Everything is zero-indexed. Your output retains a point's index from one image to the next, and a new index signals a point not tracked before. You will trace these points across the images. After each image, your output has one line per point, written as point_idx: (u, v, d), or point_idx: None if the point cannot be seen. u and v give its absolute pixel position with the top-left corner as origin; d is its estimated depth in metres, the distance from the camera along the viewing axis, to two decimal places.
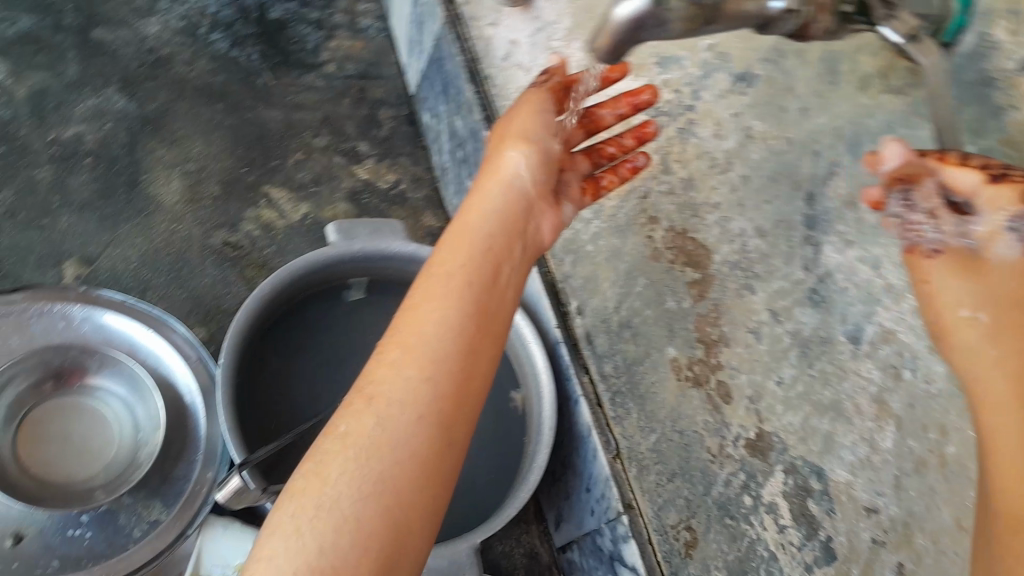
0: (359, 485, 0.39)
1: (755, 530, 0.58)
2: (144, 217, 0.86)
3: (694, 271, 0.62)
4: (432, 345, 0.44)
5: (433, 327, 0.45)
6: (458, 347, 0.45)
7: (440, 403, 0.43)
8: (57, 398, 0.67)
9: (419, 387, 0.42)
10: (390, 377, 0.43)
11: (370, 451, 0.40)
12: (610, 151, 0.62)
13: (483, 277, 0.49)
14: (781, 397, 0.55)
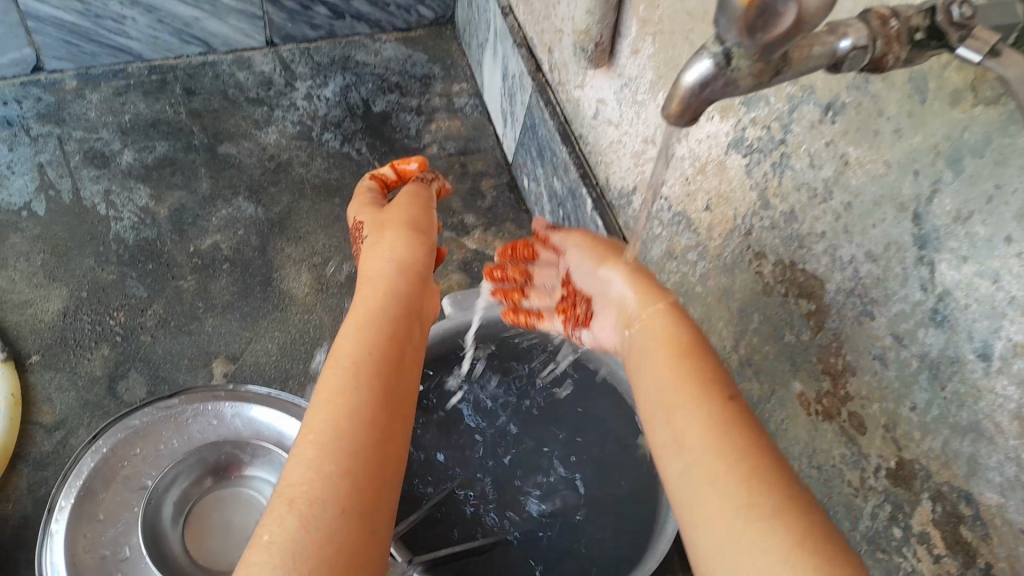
0: (308, 523, 0.44)
1: (909, 561, 0.57)
2: (280, 311, 0.93)
3: (809, 301, 0.61)
4: (354, 395, 0.50)
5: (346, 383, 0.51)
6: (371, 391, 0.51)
7: (357, 436, 0.49)
8: (219, 490, 0.73)
9: (337, 424, 0.49)
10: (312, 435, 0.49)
11: (304, 530, 0.44)
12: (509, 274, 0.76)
13: (380, 340, 0.55)
14: (917, 423, 0.54)
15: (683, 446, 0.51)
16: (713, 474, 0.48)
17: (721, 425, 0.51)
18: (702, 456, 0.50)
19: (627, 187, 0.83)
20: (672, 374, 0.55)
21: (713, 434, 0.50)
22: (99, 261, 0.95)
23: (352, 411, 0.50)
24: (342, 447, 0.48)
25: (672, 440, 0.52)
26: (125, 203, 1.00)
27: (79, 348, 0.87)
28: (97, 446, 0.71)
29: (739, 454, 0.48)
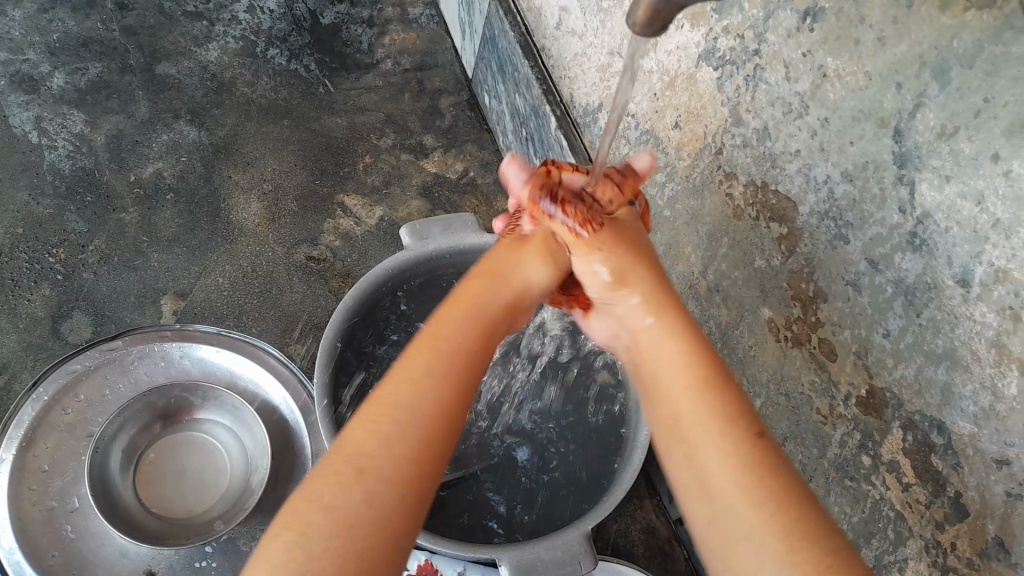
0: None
1: (877, 489, 0.56)
2: (230, 243, 0.88)
3: (781, 225, 0.58)
4: (371, 457, 0.40)
5: (367, 444, 0.41)
6: (391, 453, 0.41)
7: (397, 511, 0.39)
8: (169, 435, 0.70)
9: (381, 500, 0.39)
10: (348, 512, 0.38)
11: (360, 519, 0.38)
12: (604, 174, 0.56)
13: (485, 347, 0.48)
14: (890, 350, 0.51)
15: (693, 458, 0.43)
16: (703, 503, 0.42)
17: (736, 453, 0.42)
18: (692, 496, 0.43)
19: (593, 104, 0.78)
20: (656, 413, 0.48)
21: (733, 454, 0.41)
22: (33, 194, 0.89)
23: (369, 467, 0.40)
24: (370, 526, 0.38)
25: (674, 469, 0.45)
26: (59, 131, 0.94)
27: (17, 288, 0.83)
28: (38, 394, 0.68)
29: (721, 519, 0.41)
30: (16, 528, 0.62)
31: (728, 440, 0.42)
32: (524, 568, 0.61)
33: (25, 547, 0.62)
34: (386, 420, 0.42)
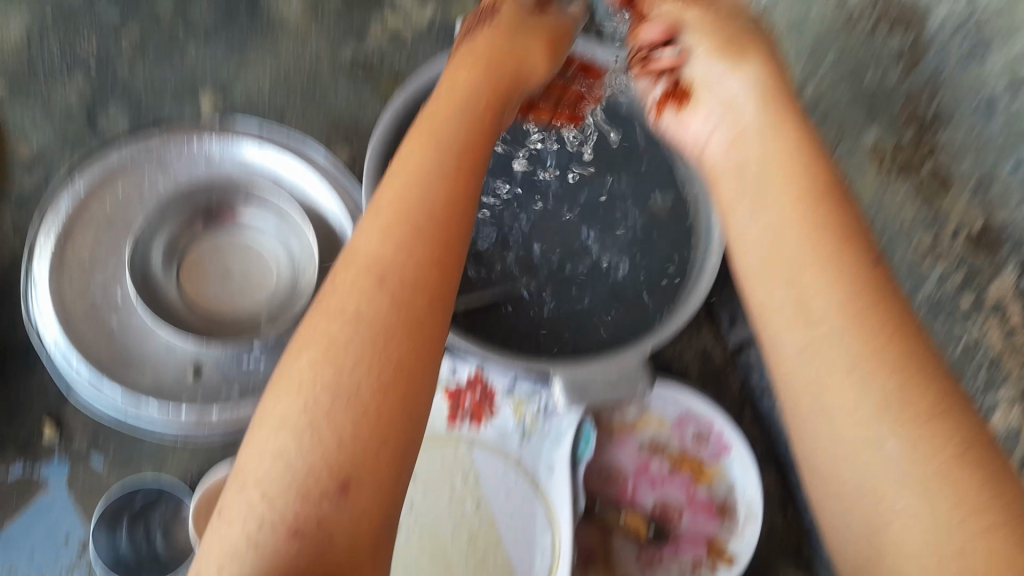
0: (369, 496, 0.35)
1: (972, 334, 0.51)
2: (271, 37, 0.81)
3: (904, 35, 0.51)
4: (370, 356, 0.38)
5: (355, 328, 0.39)
6: (386, 335, 0.39)
7: (389, 405, 0.37)
8: (213, 234, 0.66)
9: (375, 395, 0.37)
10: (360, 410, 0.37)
11: (306, 441, 0.36)
12: None
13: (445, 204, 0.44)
14: (1020, 183, 0.46)
15: (832, 345, 0.39)
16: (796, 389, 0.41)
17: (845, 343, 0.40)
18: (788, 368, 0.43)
19: None
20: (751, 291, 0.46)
21: (883, 356, 0.37)
22: None
23: (365, 355, 0.38)
24: (357, 417, 0.36)
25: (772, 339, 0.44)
26: None
27: (50, 75, 0.77)
28: (75, 186, 0.64)
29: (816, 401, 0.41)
30: (61, 320, 0.61)
31: (885, 337, 0.38)
32: (579, 385, 0.61)
33: (71, 340, 0.60)
34: (367, 314, 0.39)
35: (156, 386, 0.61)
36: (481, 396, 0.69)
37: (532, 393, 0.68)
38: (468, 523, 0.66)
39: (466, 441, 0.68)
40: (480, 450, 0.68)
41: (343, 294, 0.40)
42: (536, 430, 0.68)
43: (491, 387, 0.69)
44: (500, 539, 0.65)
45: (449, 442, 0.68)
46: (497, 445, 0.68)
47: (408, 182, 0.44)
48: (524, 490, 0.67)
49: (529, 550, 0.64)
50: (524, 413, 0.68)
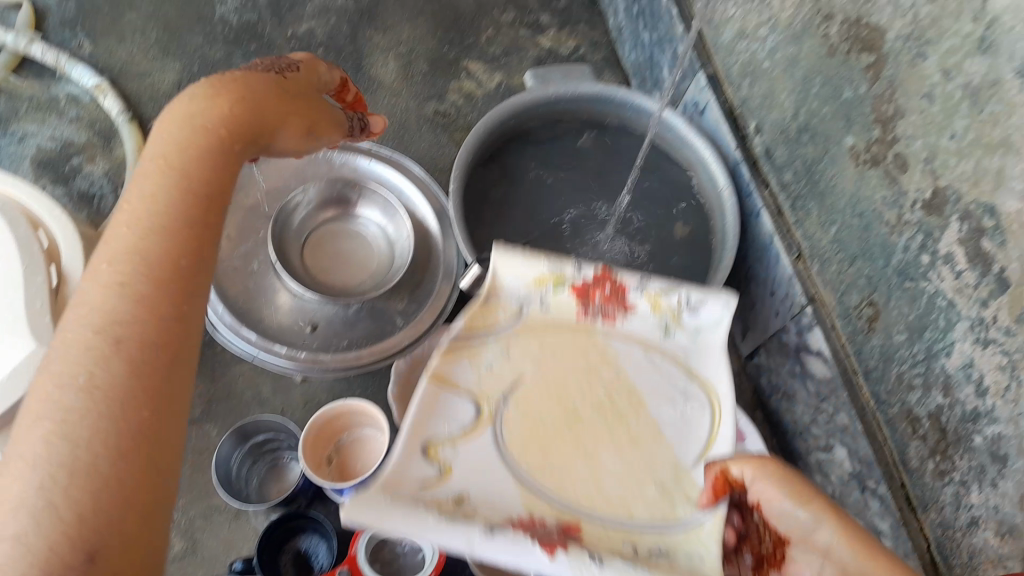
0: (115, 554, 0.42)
1: (933, 284, 0.66)
2: (371, 93, 1.01)
3: (870, 54, 0.67)
4: (109, 392, 0.46)
5: (92, 362, 0.47)
6: (128, 381, 0.47)
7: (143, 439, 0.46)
8: (332, 225, 0.88)
9: (123, 430, 0.45)
10: (179, 425, 0.49)
11: (60, 474, 0.43)
12: None
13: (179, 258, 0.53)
14: (955, 150, 0.61)
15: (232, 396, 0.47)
16: (804, 499, 0.54)
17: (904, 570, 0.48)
18: (790, 476, 0.54)
19: None
20: (783, 489, 0.54)
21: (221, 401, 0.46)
22: (206, 40, 1.02)
23: (93, 396, 0.45)
24: (114, 444, 0.45)
25: (781, 504, 0.54)
26: None
27: None
28: None
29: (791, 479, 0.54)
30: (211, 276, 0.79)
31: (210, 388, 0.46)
32: None
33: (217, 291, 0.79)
34: (77, 382, 0.46)
35: (279, 325, 0.80)
36: (618, 287, 0.57)
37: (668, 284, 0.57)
38: (606, 349, 0.56)
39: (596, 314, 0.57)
40: (599, 319, 0.57)
41: (68, 356, 0.47)
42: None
43: (620, 279, 0.57)
44: (628, 335, 0.57)
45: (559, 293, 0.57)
46: (630, 318, 0.57)
47: (156, 231, 0.53)
48: (682, 360, 0.56)
49: (666, 372, 0.56)
50: (660, 308, 0.57)
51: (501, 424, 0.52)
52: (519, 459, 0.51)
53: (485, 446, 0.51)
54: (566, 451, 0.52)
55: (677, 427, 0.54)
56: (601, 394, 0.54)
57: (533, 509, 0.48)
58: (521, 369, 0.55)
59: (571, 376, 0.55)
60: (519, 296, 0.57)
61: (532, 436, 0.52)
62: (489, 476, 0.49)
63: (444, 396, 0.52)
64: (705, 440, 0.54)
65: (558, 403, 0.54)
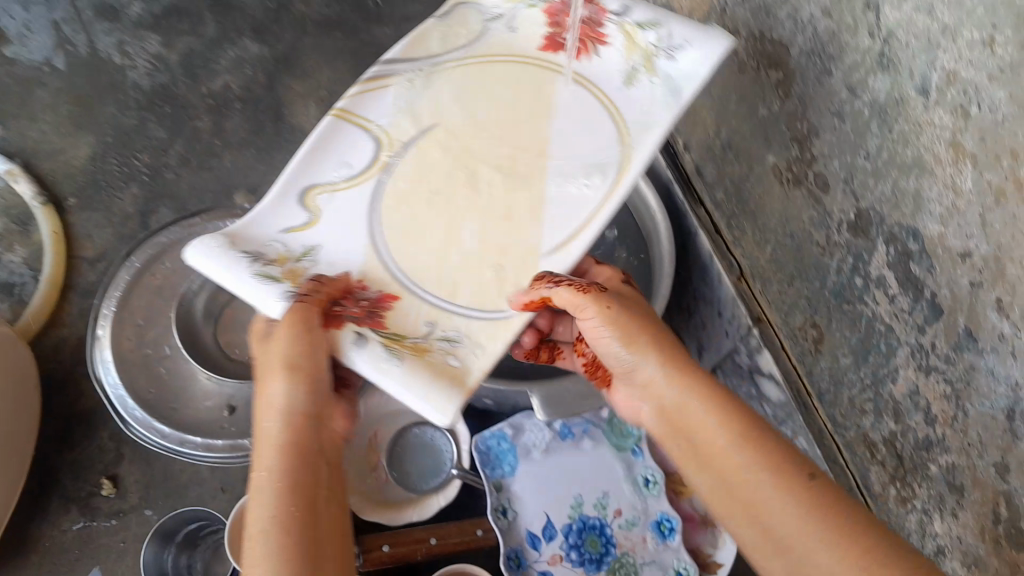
0: None
1: (870, 308, 0.61)
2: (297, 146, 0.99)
3: (777, 71, 0.63)
4: (313, 441, 0.52)
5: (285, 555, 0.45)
6: (306, 554, 0.46)
7: None
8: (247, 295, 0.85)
9: None
10: (337, 468, 0.54)
11: None
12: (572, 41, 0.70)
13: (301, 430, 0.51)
14: (870, 170, 0.56)
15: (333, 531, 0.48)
16: (629, 340, 0.56)
17: (796, 475, 0.48)
18: (621, 316, 0.56)
19: None
20: (613, 327, 0.56)
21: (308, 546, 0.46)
22: (119, 108, 1.00)
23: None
24: None
25: (609, 343, 0.57)
26: (138, 52, 1.04)
27: (110, 188, 0.96)
28: (131, 262, 0.82)
29: (623, 310, 0.57)
30: (119, 369, 0.78)
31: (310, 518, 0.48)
32: (553, 399, 0.71)
33: (127, 386, 0.77)
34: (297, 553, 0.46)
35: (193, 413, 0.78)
36: (593, 18, 0.69)
37: (652, 23, 0.66)
38: (537, 138, 0.65)
39: (492, 92, 0.68)
40: (565, 79, 0.69)
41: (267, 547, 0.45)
42: (401, 105, 0.67)
43: (602, 5, 0.69)
44: (559, 120, 0.66)
45: (480, 69, 0.69)
46: (591, 69, 0.69)
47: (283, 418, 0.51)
48: (612, 128, 0.65)
49: (574, 177, 0.63)
50: (638, 51, 0.67)
51: (372, 216, 0.61)
52: (398, 259, 0.59)
53: (334, 222, 0.61)
54: (423, 235, 0.61)
55: (567, 209, 0.61)
56: (488, 200, 0.62)
57: (368, 277, 0.58)
58: (425, 177, 0.63)
59: (476, 142, 0.65)
60: (407, 139, 0.65)
61: (420, 228, 0.61)
62: (334, 248, 0.60)
63: (326, 199, 0.62)
64: (576, 228, 0.60)
65: (443, 203, 0.62)
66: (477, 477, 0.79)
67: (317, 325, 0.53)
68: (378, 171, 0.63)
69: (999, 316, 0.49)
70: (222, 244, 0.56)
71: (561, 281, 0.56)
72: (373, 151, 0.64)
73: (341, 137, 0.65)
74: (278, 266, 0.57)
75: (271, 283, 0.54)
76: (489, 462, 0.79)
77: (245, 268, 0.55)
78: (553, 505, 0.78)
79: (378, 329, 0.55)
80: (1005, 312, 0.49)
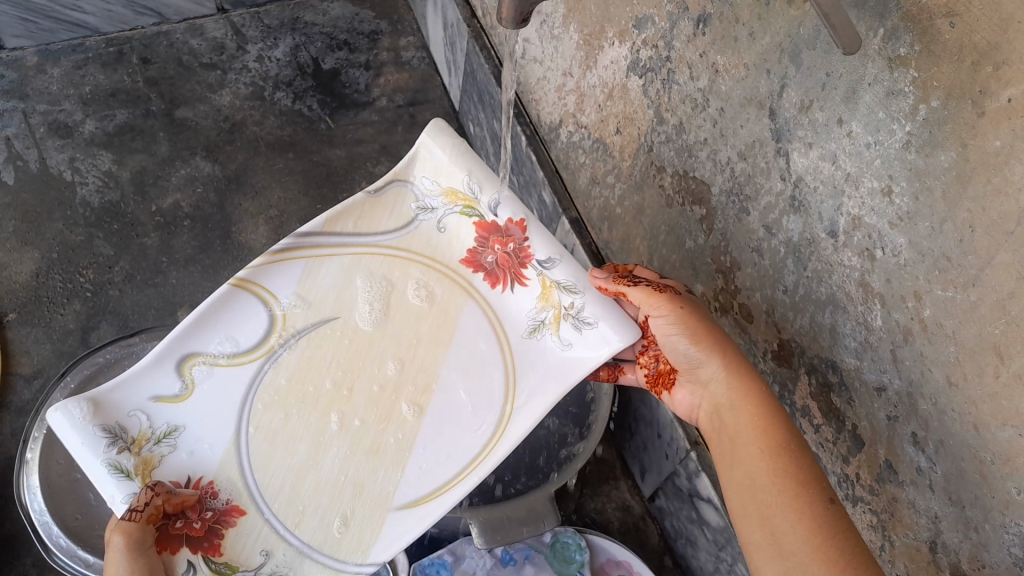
0: None
1: None
2: (240, 262, 1.01)
3: (700, 207, 0.66)
4: None
5: None
6: None
7: None
8: None
9: None
10: None
11: None
12: (493, 260, 0.69)
13: None
14: (789, 304, 0.59)
15: None
16: (696, 337, 0.59)
17: (817, 513, 0.50)
18: (687, 315, 0.59)
19: (555, 120, 0.88)
20: (679, 326, 0.59)
21: None
22: (67, 224, 1.01)
23: None
24: None
25: (673, 336, 0.60)
26: (90, 169, 1.05)
27: (53, 304, 0.96)
28: (66, 382, 0.80)
29: (691, 307, 0.60)
30: (47, 494, 0.75)
31: None
32: (492, 525, 0.70)
33: (52, 511, 0.74)
34: None
35: None
36: (520, 251, 0.68)
37: (569, 288, 0.66)
38: (428, 361, 0.66)
39: (398, 286, 0.69)
40: (472, 301, 0.69)
41: None
42: (302, 291, 0.67)
43: (530, 246, 0.68)
44: (451, 355, 0.66)
45: (394, 272, 0.69)
46: (505, 302, 0.69)
47: None
48: (493, 359, 0.66)
49: (448, 426, 0.64)
50: (551, 306, 0.67)
51: (243, 413, 0.63)
52: (259, 476, 0.61)
53: (203, 403, 0.63)
54: (288, 452, 0.62)
55: (432, 466, 0.63)
56: (359, 429, 0.63)
57: (220, 479, 0.61)
58: (305, 387, 0.64)
59: (366, 364, 0.66)
60: (303, 326, 0.66)
61: (288, 440, 0.62)
62: (197, 431, 0.62)
63: (202, 374, 0.63)
64: (440, 485, 0.62)
65: (315, 425, 0.63)
66: None
67: (151, 547, 0.56)
68: (263, 356, 0.64)
69: (916, 450, 0.51)
70: (84, 413, 0.59)
71: (638, 283, 0.62)
72: (265, 333, 0.65)
73: (232, 312, 0.65)
74: (131, 453, 0.60)
75: (122, 480, 0.59)
76: None
77: (101, 455, 0.59)
78: None
79: (212, 555, 0.59)
80: (921, 446, 0.50)
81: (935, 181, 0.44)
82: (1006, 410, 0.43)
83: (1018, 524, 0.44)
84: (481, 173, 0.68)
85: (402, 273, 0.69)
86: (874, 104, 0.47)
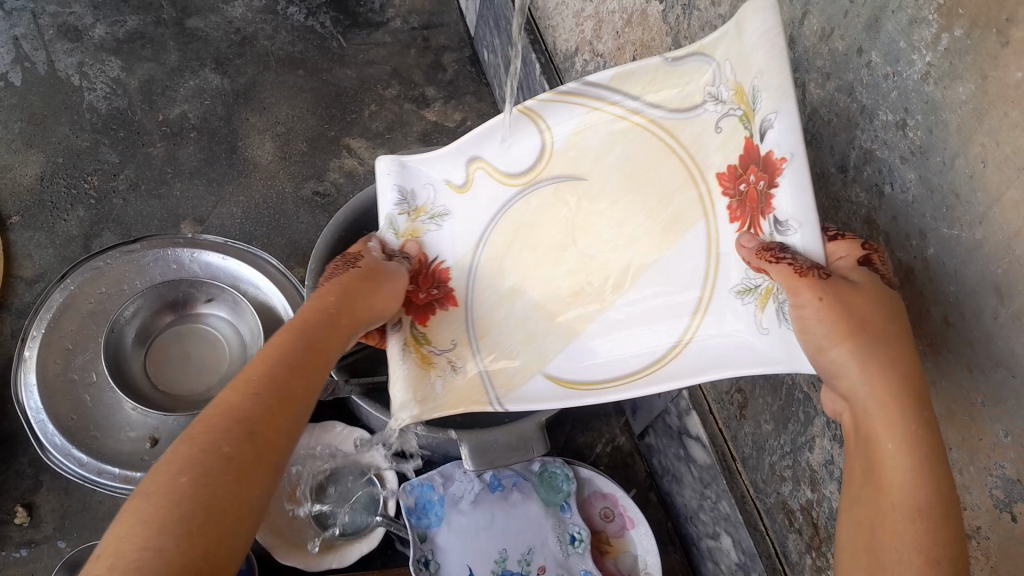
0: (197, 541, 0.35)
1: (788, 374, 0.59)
2: (245, 177, 1.00)
3: None
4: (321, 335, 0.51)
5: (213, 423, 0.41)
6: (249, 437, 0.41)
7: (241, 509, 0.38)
8: (178, 326, 0.86)
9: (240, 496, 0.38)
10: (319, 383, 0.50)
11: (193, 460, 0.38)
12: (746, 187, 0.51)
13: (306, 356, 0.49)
14: None
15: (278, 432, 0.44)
16: (845, 328, 0.41)
17: (934, 533, 0.37)
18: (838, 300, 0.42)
19: (571, 48, 0.86)
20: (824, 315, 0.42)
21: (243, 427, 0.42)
22: (73, 129, 1.00)
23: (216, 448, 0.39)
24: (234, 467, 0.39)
25: (812, 321, 0.43)
26: (98, 74, 1.04)
27: (56, 208, 0.95)
28: (66, 284, 0.82)
29: (844, 300, 0.41)
30: (44, 394, 0.77)
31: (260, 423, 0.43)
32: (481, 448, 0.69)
33: (48, 410, 0.76)
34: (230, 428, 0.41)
35: (114, 449, 0.76)
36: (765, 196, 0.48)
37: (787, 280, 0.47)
38: (659, 235, 0.58)
39: (653, 170, 0.59)
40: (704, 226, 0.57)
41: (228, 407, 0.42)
42: (579, 131, 0.61)
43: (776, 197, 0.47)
44: (674, 252, 0.58)
45: (659, 150, 0.58)
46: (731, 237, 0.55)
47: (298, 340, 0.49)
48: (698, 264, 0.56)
49: (649, 309, 0.57)
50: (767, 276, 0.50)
51: (489, 228, 0.63)
52: (476, 291, 0.62)
53: (473, 205, 0.64)
54: (501, 271, 0.62)
55: (617, 344, 0.57)
56: (562, 283, 0.61)
57: (453, 267, 0.63)
58: (529, 232, 0.63)
59: (596, 224, 0.61)
60: (559, 173, 0.63)
61: (506, 265, 0.62)
62: (460, 223, 0.64)
63: (485, 180, 0.64)
64: (611, 368, 0.57)
65: (535, 262, 0.62)
66: (402, 526, 0.78)
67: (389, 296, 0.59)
68: (523, 185, 0.63)
69: None
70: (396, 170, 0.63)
71: (783, 259, 0.45)
72: (534, 163, 0.62)
73: (524, 135, 0.62)
74: (408, 217, 0.64)
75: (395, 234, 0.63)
76: (415, 512, 0.78)
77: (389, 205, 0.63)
78: (477, 560, 0.76)
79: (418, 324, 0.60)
80: None
81: (951, 114, 0.43)
82: (1002, 351, 0.43)
83: (1002, 467, 0.44)
84: (785, 69, 0.44)
85: (661, 157, 0.58)
86: (896, 32, 0.45)
